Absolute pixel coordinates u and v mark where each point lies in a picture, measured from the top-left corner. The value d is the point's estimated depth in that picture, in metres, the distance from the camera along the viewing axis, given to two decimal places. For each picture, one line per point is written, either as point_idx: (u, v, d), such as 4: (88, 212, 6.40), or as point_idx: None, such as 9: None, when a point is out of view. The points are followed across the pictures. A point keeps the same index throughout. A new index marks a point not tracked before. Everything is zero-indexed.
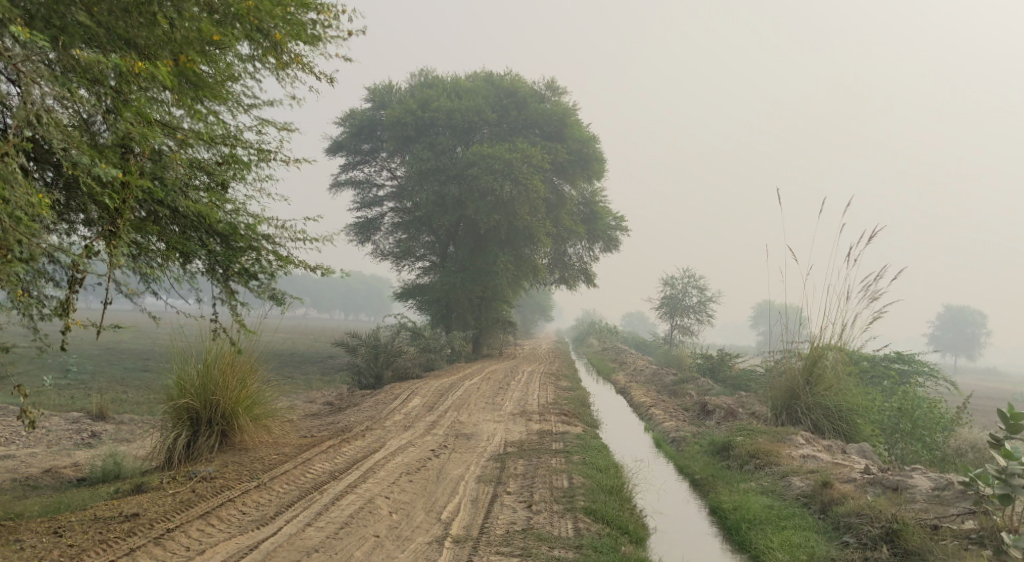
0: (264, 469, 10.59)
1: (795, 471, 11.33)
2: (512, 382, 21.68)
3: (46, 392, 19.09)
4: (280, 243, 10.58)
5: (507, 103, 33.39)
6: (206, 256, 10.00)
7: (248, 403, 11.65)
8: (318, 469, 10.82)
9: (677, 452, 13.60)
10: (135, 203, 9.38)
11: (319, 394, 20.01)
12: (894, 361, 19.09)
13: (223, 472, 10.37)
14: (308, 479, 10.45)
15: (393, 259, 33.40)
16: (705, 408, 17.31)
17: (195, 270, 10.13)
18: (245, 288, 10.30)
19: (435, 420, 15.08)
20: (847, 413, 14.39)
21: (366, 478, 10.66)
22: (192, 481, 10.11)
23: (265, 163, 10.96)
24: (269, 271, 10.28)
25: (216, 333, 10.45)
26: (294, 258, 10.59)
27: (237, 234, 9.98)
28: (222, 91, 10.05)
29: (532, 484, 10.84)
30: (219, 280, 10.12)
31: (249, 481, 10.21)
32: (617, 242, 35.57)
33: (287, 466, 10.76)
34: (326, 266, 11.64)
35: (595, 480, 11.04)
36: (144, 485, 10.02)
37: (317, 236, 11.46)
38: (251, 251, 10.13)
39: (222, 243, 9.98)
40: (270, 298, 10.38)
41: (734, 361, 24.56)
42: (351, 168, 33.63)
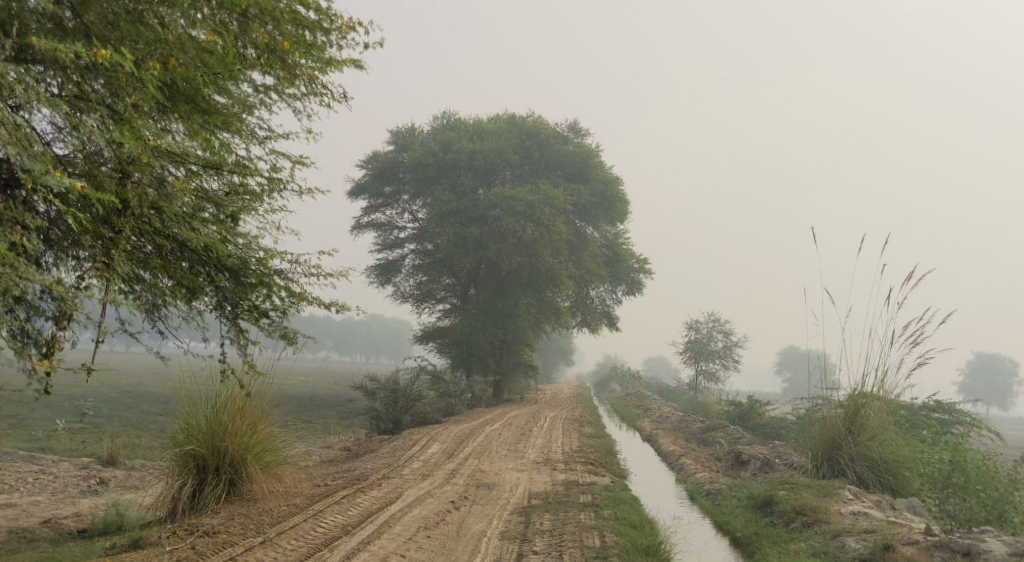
0: (271, 522, 9.89)
1: (847, 530, 10.53)
2: (535, 428, 20.95)
3: (57, 437, 18.52)
4: (293, 278, 9.98)
5: (529, 144, 32.93)
6: (214, 292, 9.39)
7: (258, 450, 10.98)
8: (330, 523, 10.10)
9: (714, 507, 12.80)
10: (136, 235, 8.85)
11: (336, 439, 19.33)
12: (934, 411, 18.29)
13: (227, 526, 9.69)
14: (318, 535, 9.73)
15: (413, 301, 32.92)
16: (738, 458, 16.52)
17: (202, 308, 9.52)
18: (256, 327, 9.65)
19: (455, 469, 14.37)
20: (893, 465, 13.73)
21: (381, 534, 9.93)
22: (193, 536, 9.42)
23: (279, 194, 10.41)
24: (280, 308, 9.66)
25: (225, 375, 9.80)
26: (309, 295, 9.96)
27: (247, 267, 9.38)
28: (233, 119, 9.62)
29: (561, 543, 10.09)
30: (227, 318, 9.49)
31: (254, 536, 9.50)
32: (641, 286, 34.85)
33: (296, 520, 10.05)
34: (340, 302, 11.02)
35: (630, 539, 10.27)
36: (141, 539, 9.35)
37: (331, 272, 10.84)
38: (263, 286, 9.51)
39: (231, 279, 9.38)
40: (282, 336, 9.75)
41: (765, 409, 23.71)
42: (373, 211, 33.26)
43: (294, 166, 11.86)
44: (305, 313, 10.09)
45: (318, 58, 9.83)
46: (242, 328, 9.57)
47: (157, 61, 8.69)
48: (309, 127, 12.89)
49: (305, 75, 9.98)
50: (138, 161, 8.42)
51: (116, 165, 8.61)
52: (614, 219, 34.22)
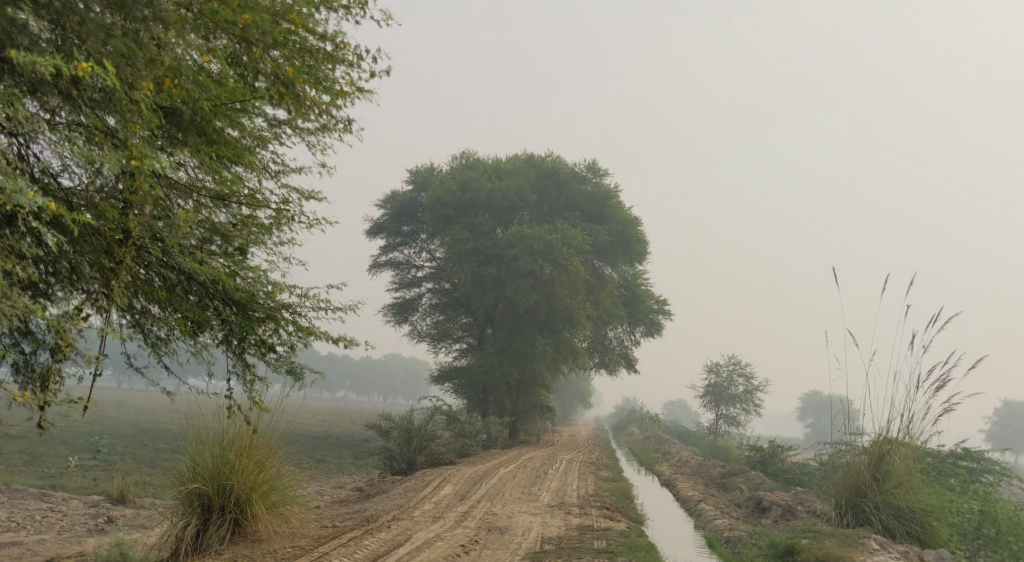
0: None
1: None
2: (551, 470, 20.58)
3: (69, 474, 18.35)
4: (302, 312, 9.82)
5: (547, 184, 32.99)
6: (221, 326, 9.24)
7: (265, 489, 10.74)
8: None
9: (733, 555, 12.40)
10: (139, 266, 8.70)
11: (348, 479, 19.06)
12: (960, 459, 17.82)
13: None
14: None
15: (430, 341, 32.77)
16: (759, 505, 16.14)
17: (207, 342, 9.33)
18: (262, 361, 9.48)
19: (467, 511, 14.08)
20: (920, 514, 13.28)
21: None
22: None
23: (287, 227, 10.33)
24: (288, 342, 9.51)
25: (231, 412, 9.54)
26: (317, 329, 9.80)
27: (255, 301, 9.23)
28: (244, 151, 9.58)
29: None
30: (234, 352, 9.31)
31: None
32: (660, 327, 34.49)
33: None
34: (349, 337, 10.83)
35: None
36: None
37: (340, 306, 10.72)
38: (270, 320, 9.34)
39: (238, 313, 9.21)
40: (288, 371, 9.58)
41: (786, 454, 23.26)
42: (390, 250, 33.25)
43: (305, 200, 11.79)
44: (314, 348, 9.92)
45: (327, 86, 9.78)
46: (249, 363, 9.39)
47: (152, 80, 8.52)
48: (324, 163, 12.81)
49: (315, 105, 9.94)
50: (142, 190, 8.34)
51: (121, 195, 8.53)
52: (633, 260, 34.01)
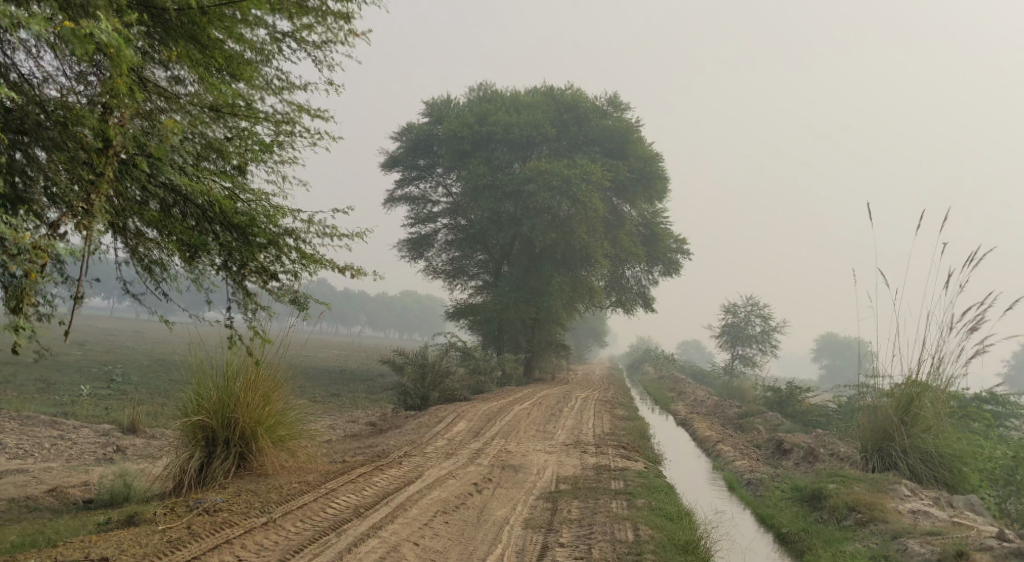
0: (278, 501, 9.26)
1: (908, 531, 9.70)
2: (566, 408, 20.25)
3: (81, 403, 18.09)
4: (306, 239, 9.32)
5: (567, 118, 31.98)
6: (220, 251, 8.76)
7: (271, 424, 10.35)
8: (342, 503, 9.46)
9: (756, 498, 12.00)
10: (126, 182, 8.22)
11: (362, 414, 18.76)
12: (987, 403, 17.32)
13: (230, 503, 9.08)
14: (326, 517, 9.09)
15: (446, 277, 32.40)
16: (780, 446, 15.76)
17: (205, 268, 8.85)
18: (264, 290, 9.02)
19: (481, 448, 13.73)
20: (949, 459, 13.04)
21: (395, 518, 9.27)
22: (191, 514, 8.81)
23: (292, 146, 9.81)
24: (291, 271, 9.03)
25: (231, 342, 9.11)
26: (323, 258, 9.30)
27: (256, 225, 8.73)
28: (244, 65, 9.09)
29: (590, 534, 9.36)
30: (234, 279, 8.86)
31: (256, 516, 8.88)
32: (679, 266, 33.79)
33: (306, 499, 9.41)
34: (357, 266, 10.37)
35: (666, 533, 9.52)
36: (135, 516, 8.76)
37: (348, 232, 10.25)
38: (273, 247, 8.85)
39: (238, 236, 8.71)
40: (292, 302, 9.05)
41: (805, 395, 22.83)
42: (406, 184, 32.63)
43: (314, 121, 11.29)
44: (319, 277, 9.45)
45: None
46: (250, 291, 8.96)
47: None
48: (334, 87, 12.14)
49: (316, 10, 9.34)
50: (122, 95, 7.76)
51: (101, 101, 7.98)
52: (653, 197, 33.21)
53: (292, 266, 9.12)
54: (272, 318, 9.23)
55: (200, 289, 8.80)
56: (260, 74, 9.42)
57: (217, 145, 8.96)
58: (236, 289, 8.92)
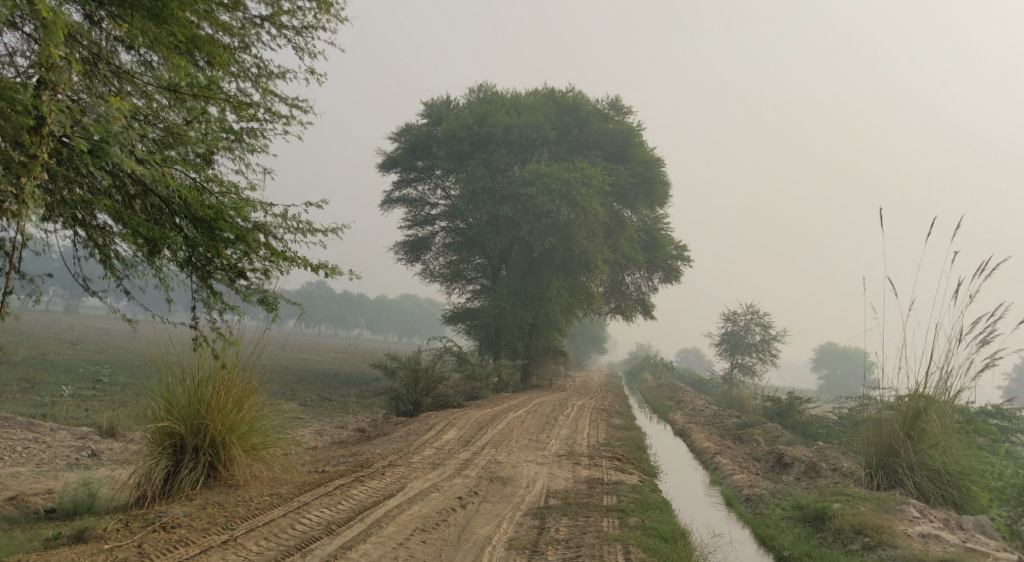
0: (244, 516, 8.72)
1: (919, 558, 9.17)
2: (560, 416, 19.68)
3: (61, 404, 17.46)
4: (276, 235, 9.03)
5: (567, 120, 31.43)
6: (183, 246, 8.43)
7: (244, 431, 9.80)
8: (312, 519, 8.91)
9: (756, 517, 11.44)
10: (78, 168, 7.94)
11: (352, 419, 18.19)
12: (993, 417, 16.78)
13: (192, 518, 8.55)
14: (293, 535, 8.55)
15: (443, 281, 31.84)
16: (780, 460, 15.20)
17: (166, 262, 8.55)
18: (230, 289, 8.72)
19: (469, 458, 13.19)
20: (957, 477, 12.49)
21: (368, 537, 8.73)
22: (146, 530, 8.29)
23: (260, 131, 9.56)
24: (260, 269, 8.75)
25: (197, 343, 8.78)
26: (293, 255, 8.99)
27: (222, 219, 8.43)
28: (213, 49, 8.84)
29: (577, 557, 8.80)
30: (198, 277, 8.57)
31: (216, 534, 8.35)
32: (679, 273, 33.25)
33: (274, 514, 8.87)
34: (333, 265, 10.08)
35: (659, 557, 8.98)
36: (87, 531, 8.24)
37: (322, 228, 9.97)
38: (243, 243, 8.54)
39: (201, 230, 8.41)
40: (259, 301, 8.75)
41: (805, 406, 22.28)
42: (403, 186, 32.05)
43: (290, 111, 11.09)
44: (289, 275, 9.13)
45: None
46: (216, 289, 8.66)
47: None
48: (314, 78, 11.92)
49: None
50: (59, 65, 7.48)
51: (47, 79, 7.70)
52: (654, 202, 32.66)
53: (261, 263, 8.81)
54: (240, 319, 8.91)
55: (159, 285, 8.49)
56: (234, 61, 9.13)
57: (181, 132, 8.68)
58: (202, 287, 8.60)
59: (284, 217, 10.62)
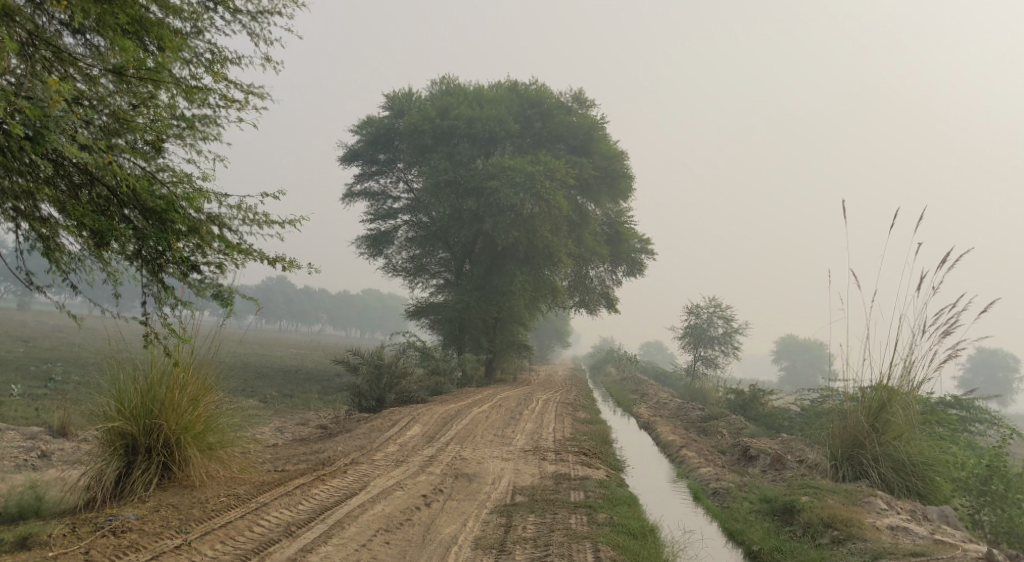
0: (199, 519, 8.45)
1: (890, 552, 9.14)
2: (525, 411, 19.50)
3: (11, 403, 16.89)
4: (229, 226, 8.95)
5: (531, 114, 31.24)
6: (133, 238, 8.32)
7: (200, 430, 9.49)
8: (271, 521, 8.66)
9: (724, 511, 11.36)
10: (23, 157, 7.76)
11: (313, 416, 17.83)
12: (952, 407, 16.91)
13: (144, 522, 8.27)
14: (251, 539, 8.31)
15: (406, 276, 31.52)
16: (746, 453, 15.15)
17: (116, 255, 8.43)
18: (182, 283, 8.64)
19: (434, 454, 12.96)
20: (920, 468, 12.52)
21: (329, 538, 8.50)
22: (94, 535, 8.00)
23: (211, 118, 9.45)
24: (213, 262, 8.69)
25: (148, 339, 8.64)
26: (247, 247, 8.94)
27: (173, 210, 8.34)
28: (163, 34, 8.69)
29: (546, 556, 8.62)
30: (150, 271, 8.46)
31: (170, 539, 8.10)
32: (643, 267, 33.26)
33: (231, 516, 8.61)
34: (288, 257, 10.02)
35: (629, 555, 8.84)
36: (31, 538, 7.91)
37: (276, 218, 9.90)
38: (195, 236, 8.46)
39: (151, 221, 8.31)
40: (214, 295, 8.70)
41: (768, 399, 22.33)
42: (365, 179, 31.62)
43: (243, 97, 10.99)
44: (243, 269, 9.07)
45: None
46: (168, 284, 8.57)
47: None
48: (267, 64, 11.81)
49: None
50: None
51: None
52: (617, 196, 32.59)
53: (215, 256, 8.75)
54: (194, 314, 8.82)
55: (108, 278, 8.36)
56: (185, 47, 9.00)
57: (130, 120, 8.54)
58: (153, 282, 8.52)
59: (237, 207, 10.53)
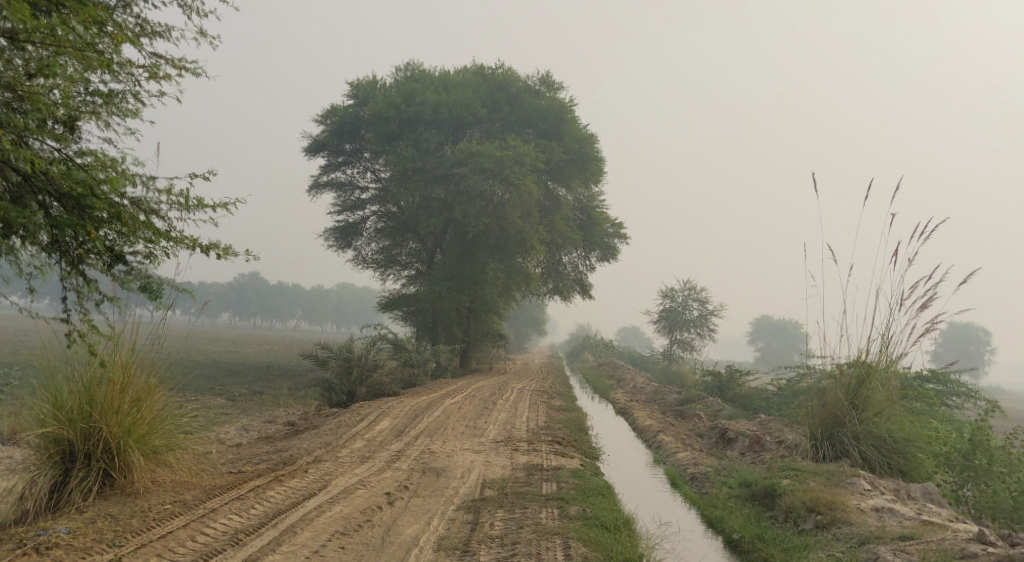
0: (134, 531, 8.17)
1: (877, 536, 8.79)
2: (499, 400, 19.01)
3: None
4: (150, 214, 9.19)
5: (499, 97, 30.51)
6: (47, 227, 8.49)
7: (145, 432, 9.02)
8: (213, 530, 8.35)
9: (702, 496, 10.98)
10: None
11: (281, 413, 17.25)
12: (931, 381, 16.66)
13: (74, 536, 7.99)
14: (190, 550, 8.04)
15: (376, 268, 30.94)
16: (725, 435, 14.77)
17: (32, 244, 8.59)
18: (102, 274, 8.86)
19: (401, 449, 12.48)
20: (902, 445, 12.17)
21: (277, 547, 8.18)
22: (14, 554, 7.70)
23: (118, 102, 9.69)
24: (136, 252, 8.97)
25: (71, 335, 8.74)
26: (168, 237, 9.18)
27: (91, 200, 8.53)
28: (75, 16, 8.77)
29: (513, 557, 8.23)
30: (68, 262, 8.65)
31: (101, 553, 7.84)
32: (616, 251, 32.87)
33: (171, 526, 8.31)
34: (213, 245, 10.27)
35: (605, 551, 8.44)
36: None
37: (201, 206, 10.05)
38: (118, 223, 8.73)
39: (67, 209, 8.51)
40: (141, 288, 9.02)
41: (746, 379, 21.98)
42: (332, 170, 30.93)
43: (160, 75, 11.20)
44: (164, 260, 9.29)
45: None
46: (88, 277, 8.79)
47: None
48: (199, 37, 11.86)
49: None
50: None
51: None
52: (589, 179, 32.17)
53: (142, 248, 9.07)
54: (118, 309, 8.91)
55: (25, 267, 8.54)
56: (100, 32, 9.14)
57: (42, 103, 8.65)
58: (72, 274, 8.74)
59: (161, 191, 10.71)
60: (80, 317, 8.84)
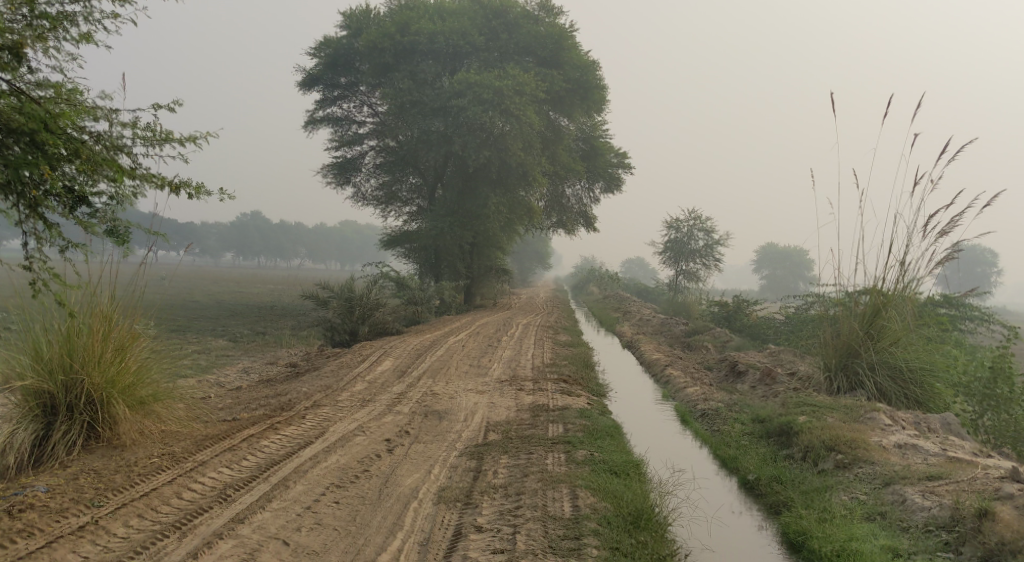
0: (117, 489, 7.83)
1: (902, 477, 8.48)
2: (504, 337, 18.61)
3: None
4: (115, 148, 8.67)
5: (496, 25, 29.14)
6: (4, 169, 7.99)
7: (130, 383, 8.64)
8: (201, 486, 8.02)
9: (714, 434, 10.63)
10: None
11: (281, 354, 16.87)
12: (944, 307, 16.19)
13: (53, 496, 7.65)
14: (175, 508, 7.70)
15: (377, 204, 30.48)
16: (734, 367, 14.39)
17: None
18: (66, 217, 8.39)
19: (403, 391, 12.11)
20: (919, 374, 11.71)
21: (268, 503, 7.84)
22: None
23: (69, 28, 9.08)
24: (101, 191, 8.49)
25: (37, 284, 8.29)
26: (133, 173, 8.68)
27: (47, 137, 8.02)
28: None
29: (520, 509, 7.92)
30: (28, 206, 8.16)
31: (79, 514, 7.51)
32: (620, 182, 32.17)
33: (156, 484, 7.97)
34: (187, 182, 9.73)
35: (617, 502, 8.11)
36: None
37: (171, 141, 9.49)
38: (79, 160, 8.26)
39: (22, 148, 8.02)
40: (108, 229, 8.54)
41: (753, 309, 21.58)
42: (327, 104, 30.08)
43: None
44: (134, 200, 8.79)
45: None
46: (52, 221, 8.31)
47: None
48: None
49: None
50: None
51: None
52: (592, 108, 31.26)
53: (109, 186, 8.59)
54: (84, 253, 8.45)
55: None
56: None
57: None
58: (31, 218, 8.24)
59: (131, 126, 10.15)
60: (44, 265, 8.38)
